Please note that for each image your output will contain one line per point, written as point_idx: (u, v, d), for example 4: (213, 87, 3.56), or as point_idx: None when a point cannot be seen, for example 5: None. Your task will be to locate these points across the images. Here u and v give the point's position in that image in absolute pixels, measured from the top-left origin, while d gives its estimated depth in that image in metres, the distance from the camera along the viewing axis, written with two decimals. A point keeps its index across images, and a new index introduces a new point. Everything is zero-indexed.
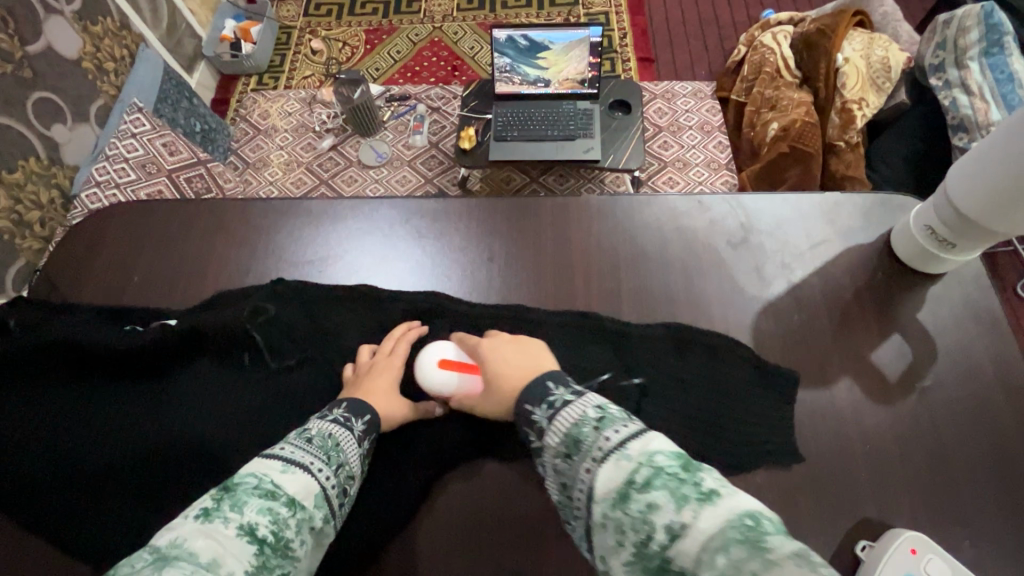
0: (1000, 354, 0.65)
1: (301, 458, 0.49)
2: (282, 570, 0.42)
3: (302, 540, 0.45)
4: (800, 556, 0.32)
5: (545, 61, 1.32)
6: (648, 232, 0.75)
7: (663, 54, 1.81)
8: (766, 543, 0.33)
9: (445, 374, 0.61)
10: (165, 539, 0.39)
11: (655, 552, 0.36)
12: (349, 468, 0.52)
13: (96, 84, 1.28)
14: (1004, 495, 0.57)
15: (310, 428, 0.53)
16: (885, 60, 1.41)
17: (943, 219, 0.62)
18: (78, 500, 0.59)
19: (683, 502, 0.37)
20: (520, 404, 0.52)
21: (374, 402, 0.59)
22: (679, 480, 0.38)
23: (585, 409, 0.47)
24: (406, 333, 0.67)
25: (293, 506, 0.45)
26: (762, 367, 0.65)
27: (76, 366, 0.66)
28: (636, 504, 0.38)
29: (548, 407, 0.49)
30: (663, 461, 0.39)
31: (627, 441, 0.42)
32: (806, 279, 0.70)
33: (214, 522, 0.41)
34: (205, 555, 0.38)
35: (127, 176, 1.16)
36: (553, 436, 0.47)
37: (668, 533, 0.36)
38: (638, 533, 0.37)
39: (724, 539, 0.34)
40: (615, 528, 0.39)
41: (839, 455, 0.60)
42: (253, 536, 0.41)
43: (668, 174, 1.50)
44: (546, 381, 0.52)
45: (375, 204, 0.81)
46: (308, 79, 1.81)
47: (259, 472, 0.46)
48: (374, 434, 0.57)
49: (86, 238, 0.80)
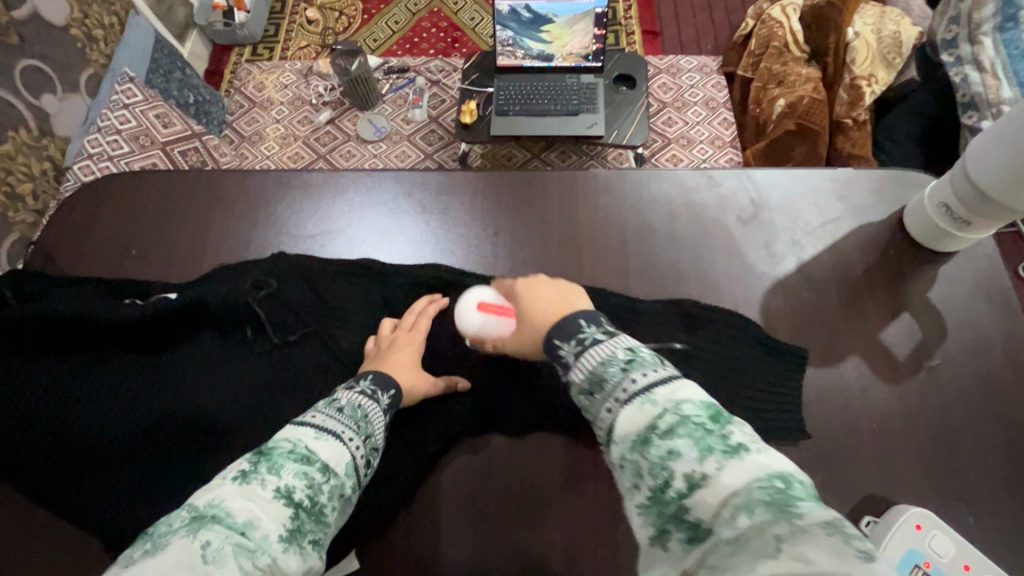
0: (1010, 332, 0.64)
1: (332, 426, 0.49)
2: (314, 535, 0.42)
3: (333, 507, 0.45)
4: (830, 523, 0.30)
5: (548, 35, 1.28)
6: (657, 207, 0.74)
7: (669, 27, 1.76)
8: (793, 507, 0.32)
9: (480, 316, 0.61)
10: (203, 498, 0.40)
11: (672, 499, 0.36)
12: (375, 440, 0.52)
13: (86, 52, 1.24)
14: (1008, 471, 0.58)
15: (339, 398, 0.53)
16: (896, 36, 1.38)
17: (958, 197, 0.61)
18: (81, 473, 0.59)
19: (706, 452, 0.36)
20: (548, 338, 0.51)
21: (397, 375, 0.59)
22: (705, 431, 0.37)
23: (614, 349, 0.46)
24: (427, 307, 0.66)
25: (326, 471, 0.45)
26: (771, 344, 0.64)
27: (76, 339, 0.65)
28: (658, 450, 0.38)
29: (576, 342, 0.48)
30: (690, 411, 0.39)
31: (654, 386, 0.41)
32: (816, 256, 0.69)
33: (250, 485, 0.41)
34: (242, 516, 0.38)
35: (121, 148, 1.13)
36: (578, 372, 0.47)
37: (688, 481, 0.36)
38: (657, 478, 0.37)
39: (747, 497, 0.33)
40: (633, 472, 0.39)
41: (845, 432, 0.60)
42: (289, 499, 0.42)
43: (672, 151, 1.48)
44: (577, 318, 0.50)
45: (378, 177, 0.79)
46: (303, 50, 1.76)
47: (292, 438, 0.46)
48: (395, 408, 0.57)
49: (81, 210, 0.78)
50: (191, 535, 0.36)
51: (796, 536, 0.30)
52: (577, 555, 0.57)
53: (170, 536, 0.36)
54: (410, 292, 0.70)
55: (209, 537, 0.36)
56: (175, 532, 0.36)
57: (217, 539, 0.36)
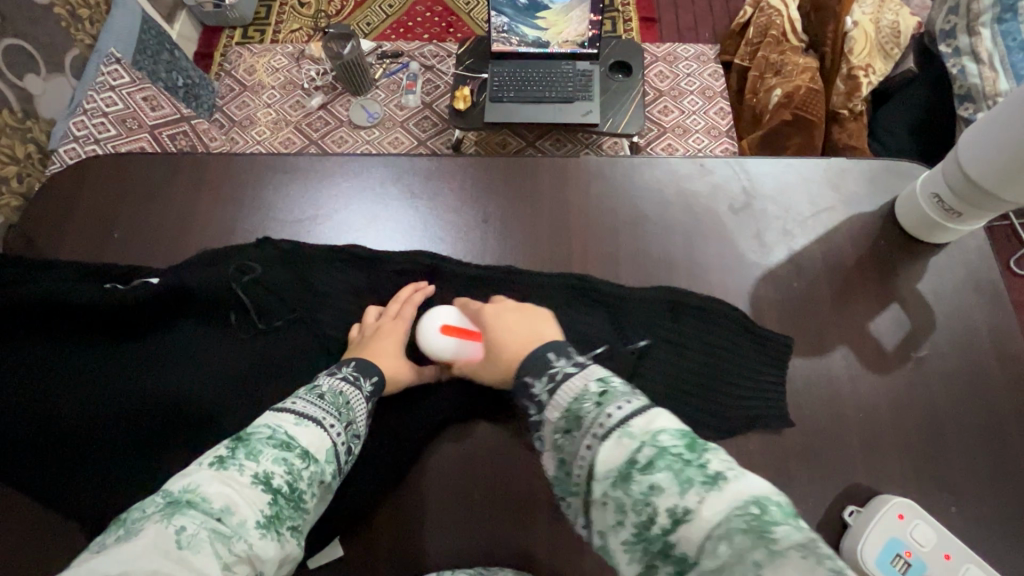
0: (999, 324, 0.64)
1: (313, 412, 0.48)
2: (293, 521, 0.42)
3: (313, 494, 0.44)
4: (805, 547, 0.31)
5: (545, 21, 1.28)
6: (648, 195, 0.73)
7: (667, 14, 1.74)
8: (772, 534, 0.32)
9: (445, 339, 0.61)
10: (178, 484, 0.39)
11: (657, 535, 0.36)
12: (357, 427, 0.52)
13: (70, 32, 1.21)
14: (993, 462, 0.58)
15: (321, 385, 0.52)
16: (895, 25, 1.36)
17: (951, 188, 0.60)
18: (63, 459, 0.58)
19: (686, 485, 0.36)
20: (520, 376, 0.51)
21: (380, 363, 0.59)
22: (684, 461, 0.37)
23: (586, 383, 0.46)
24: (412, 295, 0.66)
25: (307, 457, 0.45)
26: (760, 334, 0.64)
27: (57, 324, 0.64)
28: (638, 485, 0.37)
29: (548, 379, 0.48)
30: (667, 441, 0.38)
31: (630, 418, 0.41)
32: (807, 247, 0.69)
33: (228, 469, 0.41)
34: (219, 502, 0.38)
35: (107, 131, 1.11)
36: (553, 411, 0.46)
37: (672, 516, 0.35)
38: (640, 515, 0.36)
39: (729, 528, 0.33)
40: (616, 508, 0.38)
41: (832, 423, 0.60)
42: (268, 485, 0.41)
43: (668, 140, 1.47)
44: (546, 353, 0.51)
45: (366, 162, 0.78)
46: (295, 33, 1.73)
47: (272, 424, 0.46)
48: (378, 395, 0.57)
49: (63, 193, 0.77)
50: (166, 520, 0.35)
51: (774, 563, 0.30)
52: (562, 543, 0.57)
53: (143, 521, 0.35)
54: (398, 279, 0.69)
55: (183, 523, 0.35)
56: (149, 518, 0.36)
57: (193, 524, 0.35)
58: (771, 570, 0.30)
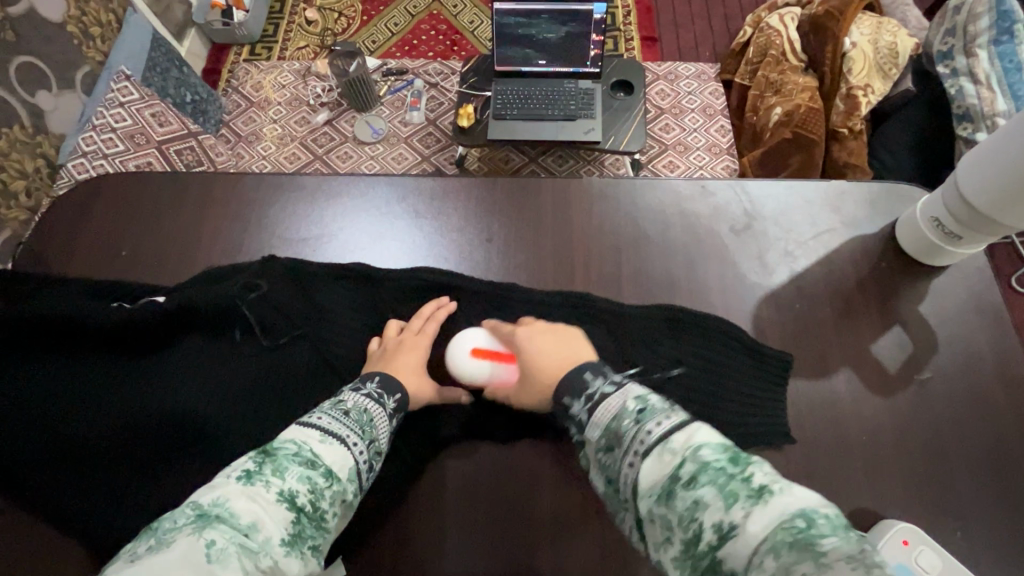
0: (1001, 347, 0.64)
1: (336, 429, 0.49)
2: (314, 541, 0.43)
3: (334, 513, 0.45)
4: (858, 562, 0.30)
5: (548, 44, 1.30)
6: (650, 216, 0.74)
7: (668, 33, 1.77)
8: (821, 547, 0.31)
9: (478, 363, 0.62)
10: (207, 497, 0.39)
11: (705, 552, 0.36)
12: (380, 445, 0.52)
13: (82, 49, 1.23)
14: (998, 487, 0.58)
15: (346, 400, 0.53)
16: (892, 46, 1.38)
17: (950, 212, 0.61)
18: (64, 478, 0.58)
19: (731, 499, 0.36)
20: (559, 397, 0.52)
21: (403, 379, 0.59)
22: (728, 475, 0.37)
23: (625, 401, 0.47)
24: (434, 311, 0.66)
25: (330, 477, 0.46)
26: (762, 355, 0.64)
27: (64, 342, 0.64)
28: (682, 501, 0.37)
29: (587, 399, 0.50)
30: (710, 456, 0.39)
31: (672, 433, 0.42)
32: (809, 268, 0.69)
33: (255, 486, 0.41)
34: (247, 518, 0.38)
35: (116, 147, 1.13)
36: (594, 431, 0.48)
37: (718, 532, 0.35)
38: (687, 531, 0.37)
39: (774, 542, 0.32)
40: (663, 526, 0.39)
41: (835, 445, 0.60)
42: (293, 503, 0.42)
43: (669, 157, 1.48)
44: (584, 372, 0.52)
45: (371, 180, 0.79)
46: (302, 50, 1.76)
47: (298, 440, 0.47)
48: (400, 414, 0.57)
49: (73, 209, 0.78)
50: (198, 532, 0.36)
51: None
52: (565, 566, 0.56)
53: (175, 533, 0.36)
54: (403, 297, 0.69)
55: (214, 536, 0.36)
56: (180, 529, 0.36)
57: (222, 538, 0.36)
58: None
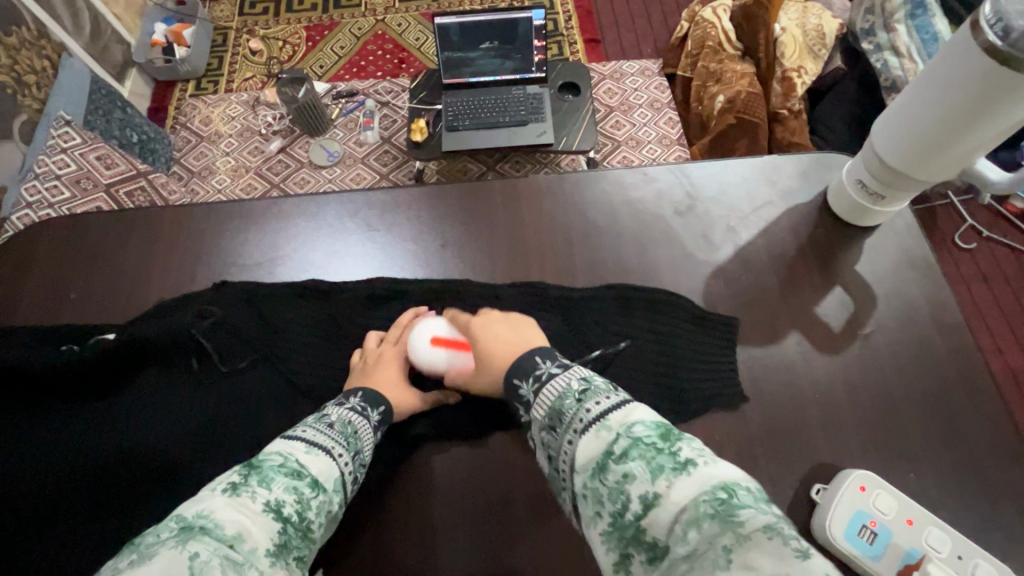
0: (935, 296, 0.68)
1: (322, 441, 0.50)
2: (299, 552, 0.43)
3: (320, 523, 0.46)
4: (771, 529, 0.32)
5: (494, 63, 1.35)
6: (598, 206, 0.76)
7: (609, 34, 1.82)
8: (737, 517, 0.33)
9: (436, 351, 0.64)
10: (191, 510, 0.40)
11: (631, 522, 0.37)
12: (363, 457, 0.53)
13: (17, 99, 1.22)
14: (944, 426, 0.61)
15: (329, 414, 0.54)
16: (818, 28, 1.48)
17: (871, 172, 0.65)
18: (20, 531, 0.56)
19: (658, 472, 0.37)
20: (509, 378, 0.54)
21: (386, 393, 0.61)
22: (656, 450, 0.38)
23: (570, 381, 0.48)
24: (414, 319, 0.67)
25: (316, 487, 0.46)
26: (714, 327, 0.67)
27: (15, 393, 0.63)
28: (614, 474, 0.38)
29: (535, 380, 0.51)
30: (641, 432, 0.40)
31: (608, 413, 0.43)
32: (751, 241, 0.72)
33: (241, 496, 0.42)
34: (232, 528, 0.39)
35: (61, 194, 1.10)
36: (539, 409, 0.48)
37: (643, 503, 0.36)
38: (614, 503, 0.38)
39: (696, 513, 0.34)
40: (593, 499, 0.39)
41: (791, 405, 0.62)
42: (279, 513, 0.42)
43: (622, 153, 1.52)
44: (533, 356, 0.53)
45: (321, 199, 0.79)
46: (249, 81, 1.75)
47: (283, 452, 0.47)
48: (384, 426, 0.59)
49: (14, 258, 0.76)
50: (181, 546, 0.36)
51: (743, 546, 0.31)
52: (546, 556, 0.57)
53: (158, 547, 0.36)
54: (362, 310, 0.69)
55: (197, 550, 0.36)
56: (163, 543, 0.36)
57: (207, 551, 0.36)
58: (742, 552, 0.31)
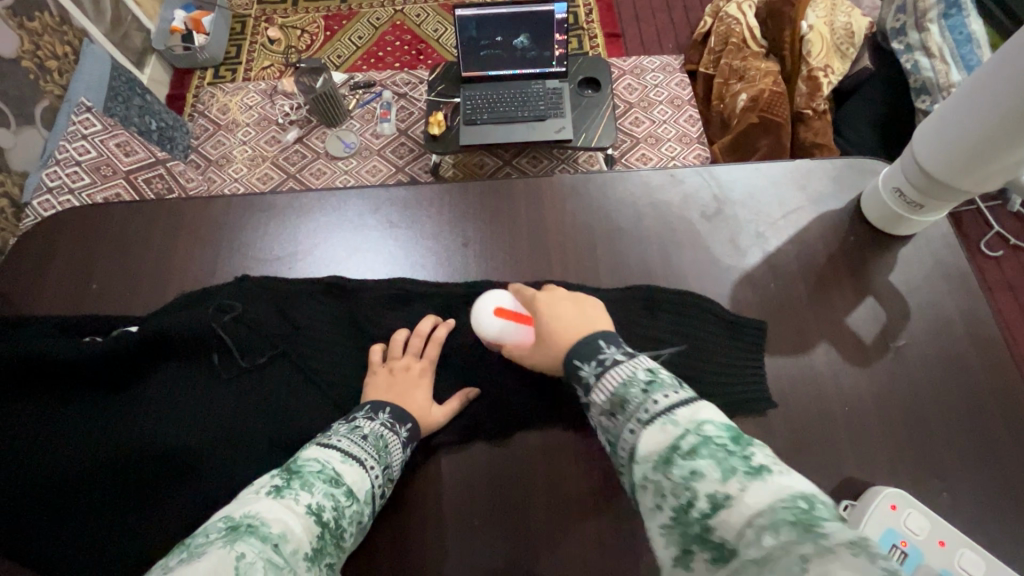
0: (970, 308, 0.66)
1: (356, 452, 0.50)
2: (331, 558, 0.44)
3: (352, 532, 0.46)
4: (856, 544, 0.29)
5: (513, 57, 1.34)
6: (623, 208, 0.75)
7: (630, 28, 1.79)
8: (820, 527, 0.31)
9: (500, 322, 0.61)
10: (238, 511, 0.41)
11: (696, 519, 0.35)
12: (393, 471, 0.53)
13: (39, 84, 1.22)
14: (978, 443, 0.59)
15: (363, 425, 0.54)
16: (848, 27, 1.41)
17: (911, 181, 0.63)
18: (45, 521, 0.57)
19: (730, 474, 0.35)
20: (570, 359, 0.52)
21: (412, 409, 0.59)
22: (728, 451, 0.37)
23: (635, 369, 0.46)
24: (435, 330, 0.65)
25: (350, 496, 0.47)
26: (741, 335, 0.65)
27: (38, 383, 0.63)
28: (681, 468, 0.37)
29: (597, 363, 0.49)
30: (713, 431, 0.38)
31: (676, 406, 0.41)
32: (780, 248, 0.71)
33: (284, 499, 0.43)
34: (276, 528, 0.40)
35: (82, 180, 1.10)
36: (599, 394, 0.47)
37: (712, 502, 0.35)
38: (679, 498, 0.36)
39: (772, 517, 0.32)
40: (655, 491, 0.38)
41: (819, 417, 0.61)
42: (318, 518, 0.43)
43: (641, 150, 1.49)
44: (598, 339, 0.51)
45: (342, 194, 0.78)
46: (267, 70, 1.74)
47: (321, 459, 0.48)
48: (413, 442, 0.57)
49: (38, 246, 0.76)
50: (229, 545, 0.37)
51: (822, 554, 0.29)
52: (566, 562, 0.56)
53: (207, 545, 0.37)
54: (381, 308, 0.69)
55: (244, 549, 0.37)
56: (212, 543, 0.37)
57: (252, 552, 0.37)
58: (819, 560, 0.29)
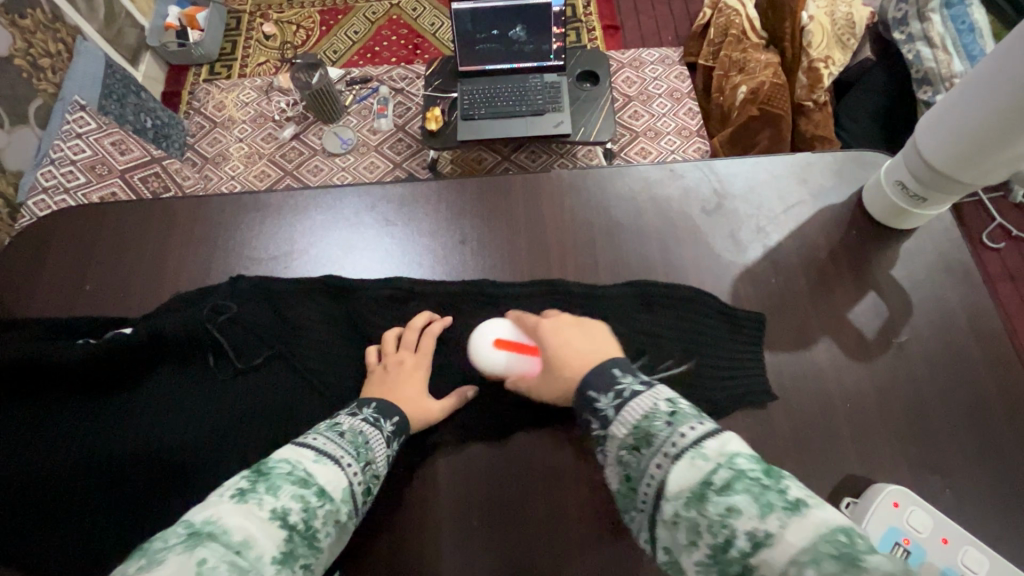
0: (973, 303, 0.66)
1: (330, 450, 0.49)
2: (305, 561, 0.42)
3: (327, 532, 0.45)
4: None
5: (510, 50, 1.32)
6: (622, 203, 0.74)
7: (629, 21, 1.77)
8: (864, 562, 0.31)
9: (501, 354, 0.61)
10: (199, 515, 0.39)
11: (735, 558, 0.35)
12: (375, 467, 0.52)
13: (32, 83, 1.21)
14: (982, 439, 0.58)
15: (340, 423, 0.53)
16: (849, 16, 1.39)
17: (914, 174, 0.61)
18: (41, 525, 0.56)
19: (768, 510, 0.35)
20: (582, 390, 0.50)
21: (403, 403, 0.58)
22: (763, 486, 0.36)
23: (655, 402, 0.45)
24: (428, 325, 0.65)
25: (323, 496, 0.45)
26: (742, 331, 0.65)
27: (34, 386, 0.63)
28: (716, 506, 0.36)
29: (613, 395, 0.48)
30: (745, 465, 0.38)
31: (703, 440, 0.41)
32: (782, 243, 0.70)
33: (248, 502, 0.41)
34: (238, 534, 0.38)
35: (77, 180, 1.09)
36: (619, 427, 0.46)
37: (751, 540, 0.34)
38: (717, 536, 0.35)
39: (815, 553, 0.32)
40: (689, 528, 0.37)
41: (821, 415, 0.60)
42: (285, 521, 0.41)
43: (640, 144, 1.48)
44: (613, 368, 0.50)
45: (338, 192, 0.77)
46: (263, 66, 1.73)
47: (292, 459, 0.47)
48: (400, 437, 0.56)
49: (31, 247, 0.76)
50: (188, 551, 0.35)
51: None
52: (566, 562, 0.56)
53: (166, 551, 0.35)
54: (378, 307, 0.68)
55: (204, 555, 0.35)
56: (171, 548, 0.36)
57: (213, 557, 0.36)
58: None
